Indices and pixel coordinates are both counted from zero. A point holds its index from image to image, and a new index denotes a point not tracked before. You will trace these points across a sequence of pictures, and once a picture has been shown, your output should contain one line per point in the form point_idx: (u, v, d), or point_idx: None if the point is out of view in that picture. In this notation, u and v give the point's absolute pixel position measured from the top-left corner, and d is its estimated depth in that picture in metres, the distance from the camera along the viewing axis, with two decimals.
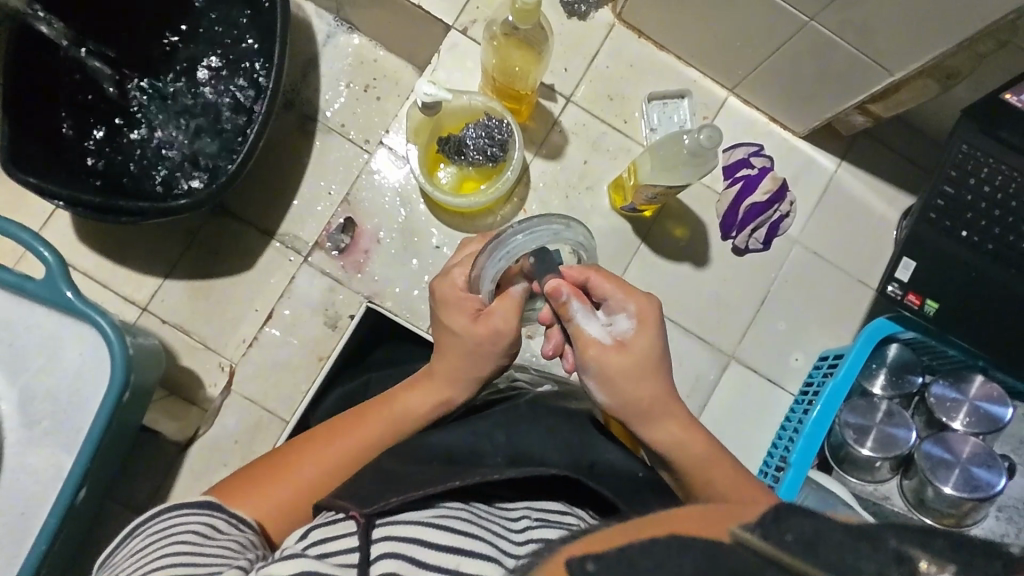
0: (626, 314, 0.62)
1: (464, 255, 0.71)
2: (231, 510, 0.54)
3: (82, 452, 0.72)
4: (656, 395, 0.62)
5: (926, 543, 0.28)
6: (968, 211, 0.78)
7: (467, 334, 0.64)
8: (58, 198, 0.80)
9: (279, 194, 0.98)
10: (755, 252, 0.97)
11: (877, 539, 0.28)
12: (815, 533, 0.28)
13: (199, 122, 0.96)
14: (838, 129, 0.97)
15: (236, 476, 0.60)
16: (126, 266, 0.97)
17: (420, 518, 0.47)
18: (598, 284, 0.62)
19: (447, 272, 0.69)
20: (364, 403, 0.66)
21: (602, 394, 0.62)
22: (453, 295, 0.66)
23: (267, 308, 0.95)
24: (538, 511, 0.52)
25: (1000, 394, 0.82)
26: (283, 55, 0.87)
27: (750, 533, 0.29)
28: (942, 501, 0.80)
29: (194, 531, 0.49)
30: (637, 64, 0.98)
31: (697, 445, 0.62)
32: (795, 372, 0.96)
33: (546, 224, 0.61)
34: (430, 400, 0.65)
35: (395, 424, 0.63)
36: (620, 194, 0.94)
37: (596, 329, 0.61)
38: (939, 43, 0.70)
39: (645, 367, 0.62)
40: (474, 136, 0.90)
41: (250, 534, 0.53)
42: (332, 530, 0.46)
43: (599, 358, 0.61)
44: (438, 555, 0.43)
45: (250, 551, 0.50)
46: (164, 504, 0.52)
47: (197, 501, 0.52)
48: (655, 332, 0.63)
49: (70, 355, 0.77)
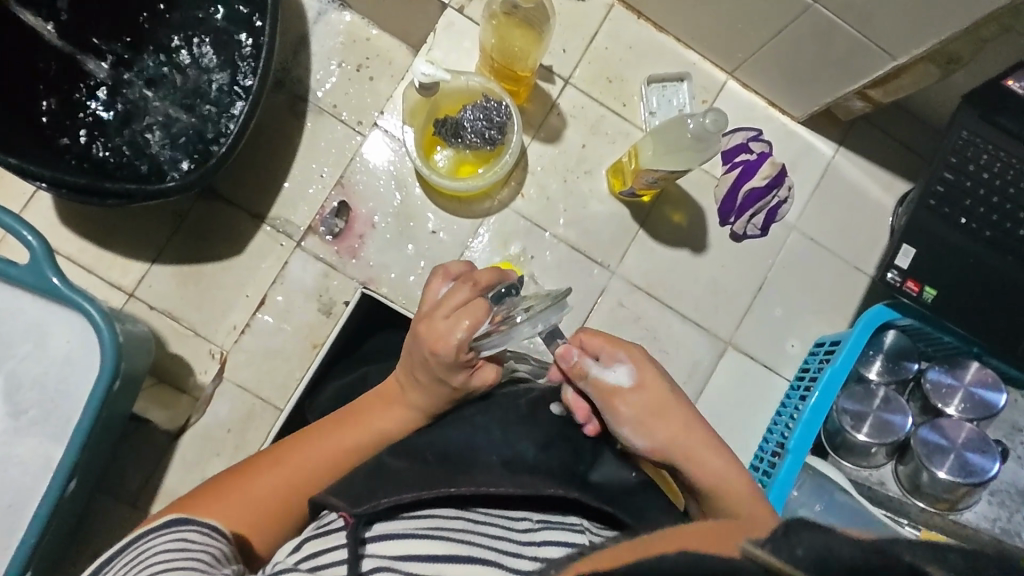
0: (621, 361, 0.61)
1: (456, 302, 0.61)
2: (203, 519, 0.52)
3: (71, 443, 0.70)
4: (689, 431, 0.59)
5: (940, 557, 0.28)
6: (967, 197, 0.78)
7: (464, 386, 0.62)
8: (40, 178, 0.77)
9: (270, 177, 0.95)
10: (752, 238, 0.97)
11: (890, 555, 0.28)
12: (827, 548, 0.29)
13: (185, 100, 0.93)
14: (837, 114, 0.97)
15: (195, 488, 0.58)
16: (111, 250, 0.94)
17: (413, 530, 0.47)
18: (591, 342, 0.62)
19: (445, 330, 0.59)
20: (333, 415, 0.64)
21: (636, 446, 0.59)
22: (438, 334, 0.59)
23: (259, 294, 0.93)
24: (539, 514, 0.53)
25: (995, 380, 0.82)
26: (274, 32, 0.84)
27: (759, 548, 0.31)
28: (936, 486, 0.81)
29: (167, 549, 0.47)
30: (636, 45, 0.97)
31: (739, 483, 0.57)
32: (792, 359, 0.96)
33: (551, 314, 0.58)
34: (403, 421, 0.64)
35: (361, 444, 0.61)
36: (618, 178, 0.93)
37: (613, 376, 0.60)
38: (945, 27, 0.69)
39: (671, 409, 0.60)
40: (472, 118, 0.88)
41: (223, 545, 0.51)
42: (323, 541, 0.46)
43: (625, 406, 0.59)
44: (438, 567, 0.43)
45: (226, 564, 0.48)
46: (133, 533, 0.50)
47: (162, 522, 0.51)
48: (654, 370, 0.61)
49: (57, 344, 0.75)
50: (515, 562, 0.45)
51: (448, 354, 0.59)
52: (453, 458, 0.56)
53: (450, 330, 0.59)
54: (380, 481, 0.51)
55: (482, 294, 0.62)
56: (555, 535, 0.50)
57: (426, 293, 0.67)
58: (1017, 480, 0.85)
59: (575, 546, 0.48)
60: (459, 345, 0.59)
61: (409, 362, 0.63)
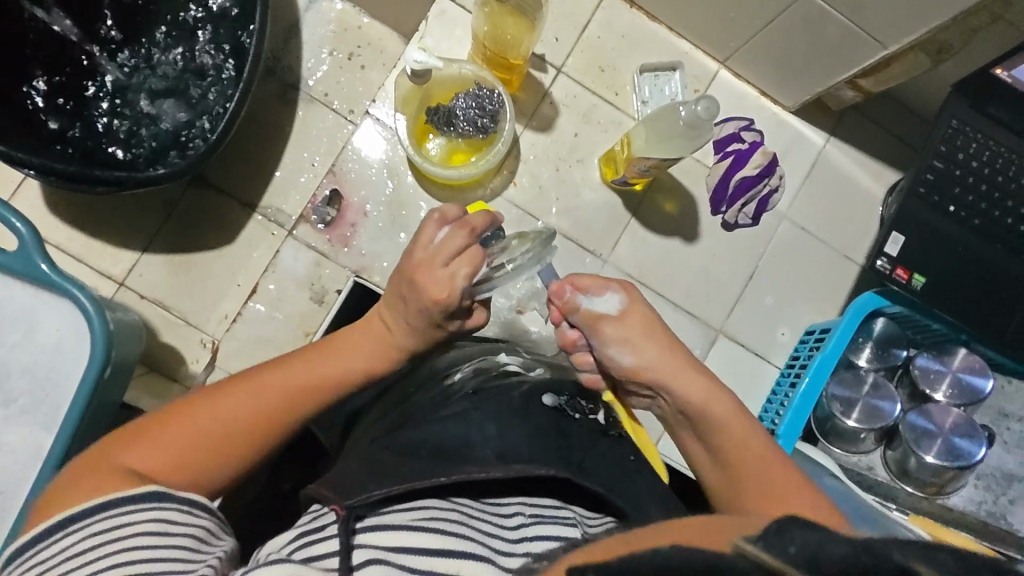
0: (613, 293, 0.64)
1: (451, 252, 0.61)
2: (182, 493, 0.49)
3: (63, 431, 0.70)
4: (671, 352, 0.64)
5: (931, 557, 0.26)
6: (956, 185, 0.79)
7: (458, 331, 0.67)
8: (29, 166, 0.77)
9: (261, 166, 0.95)
10: (744, 227, 0.97)
11: (880, 551, 0.26)
12: (818, 546, 0.27)
13: (175, 87, 0.92)
14: (828, 104, 0.98)
15: (142, 422, 0.54)
16: (100, 239, 0.93)
17: (407, 521, 0.47)
18: (581, 279, 0.65)
19: (443, 279, 0.61)
20: (297, 350, 0.63)
21: (623, 367, 0.64)
22: (438, 283, 0.61)
23: (250, 283, 0.93)
24: (531, 507, 0.53)
25: (982, 366, 0.83)
26: (264, 18, 0.83)
27: (753, 546, 0.28)
28: (924, 471, 0.82)
29: (146, 533, 0.45)
30: (629, 35, 0.97)
31: (720, 403, 0.61)
32: (782, 347, 0.96)
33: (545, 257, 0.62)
34: (374, 357, 0.65)
35: (331, 374, 0.61)
36: (610, 166, 0.93)
37: (603, 305, 0.64)
38: (936, 17, 0.69)
39: (654, 333, 0.64)
40: (464, 107, 0.88)
41: (205, 520, 0.49)
42: (320, 534, 0.46)
43: (615, 330, 0.63)
44: (430, 561, 0.43)
45: (205, 549, 0.47)
46: (101, 496, 0.46)
47: (140, 495, 0.46)
48: (642, 304, 0.66)
49: (47, 332, 0.75)
50: (507, 560, 0.45)
51: (450, 300, 0.61)
52: (447, 450, 0.56)
53: (452, 278, 0.60)
54: (375, 470, 0.51)
55: (476, 238, 0.62)
56: (545, 528, 0.50)
57: (417, 236, 0.64)
58: (1004, 464, 0.86)
59: (564, 540, 0.48)
60: (461, 291, 0.61)
61: (399, 304, 0.64)
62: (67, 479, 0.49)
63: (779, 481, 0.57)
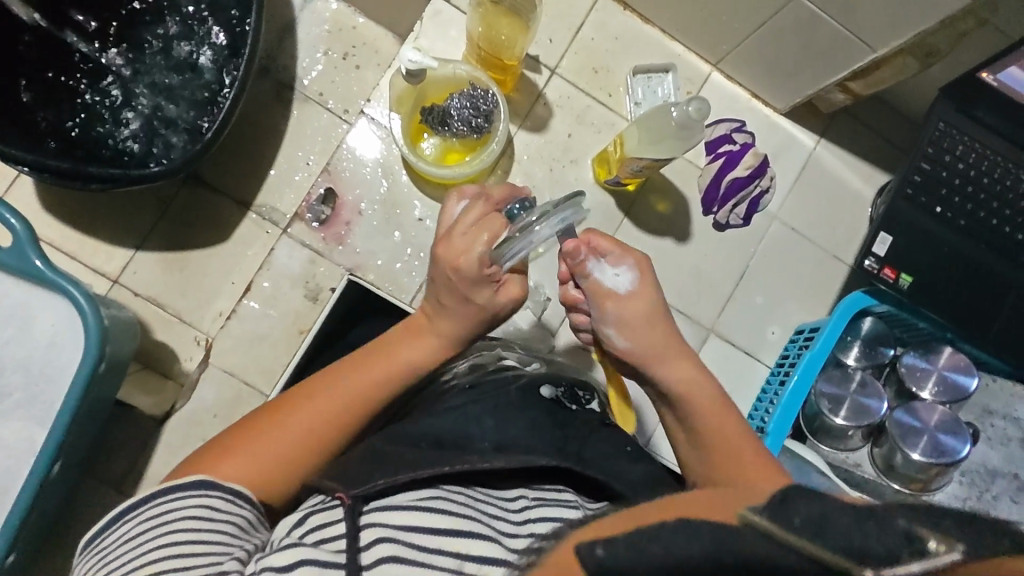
0: (626, 269, 0.64)
1: (473, 221, 0.61)
2: (228, 483, 0.50)
3: (56, 428, 0.70)
4: (668, 338, 0.65)
5: (934, 522, 0.28)
6: (942, 186, 0.80)
7: (488, 304, 0.62)
8: (25, 163, 0.77)
9: (256, 165, 0.95)
10: (735, 228, 0.98)
11: (883, 519, 0.29)
12: (824, 516, 0.30)
13: (168, 85, 0.92)
14: (818, 106, 0.99)
15: (210, 446, 0.54)
16: (93, 237, 0.93)
17: (413, 501, 0.48)
18: (598, 242, 0.63)
19: (465, 243, 0.60)
20: (356, 352, 0.63)
21: (619, 344, 0.64)
22: (461, 245, 0.60)
23: (245, 281, 0.93)
24: (534, 491, 0.54)
25: (967, 364, 0.85)
26: (259, 16, 0.84)
27: (757, 515, 0.31)
28: (909, 467, 0.83)
29: (191, 517, 0.46)
30: (622, 37, 0.98)
31: (707, 388, 0.63)
32: (772, 346, 0.98)
33: (567, 212, 0.57)
34: (423, 350, 0.63)
35: (388, 375, 0.60)
36: (604, 167, 0.94)
37: (613, 280, 0.64)
38: (922, 22, 0.71)
39: (655, 317, 0.64)
40: (459, 106, 0.89)
41: (248, 512, 0.50)
42: (330, 515, 0.47)
43: (617, 310, 0.64)
44: (438, 539, 0.45)
45: (246, 537, 0.48)
46: (146, 491, 0.47)
47: (189, 483, 0.48)
48: (651, 286, 0.65)
49: (41, 328, 0.75)
50: (511, 541, 0.47)
51: (468, 267, 0.59)
52: (446, 442, 0.57)
53: (470, 243, 0.60)
54: (373, 465, 0.52)
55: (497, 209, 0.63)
56: (548, 511, 0.51)
57: (443, 213, 0.67)
58: (987, 460, 0.88)
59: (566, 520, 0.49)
60: (478, 256, 0.59)
61: (433, 288, 0.63)
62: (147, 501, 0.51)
63: (750, 463, 0.57)
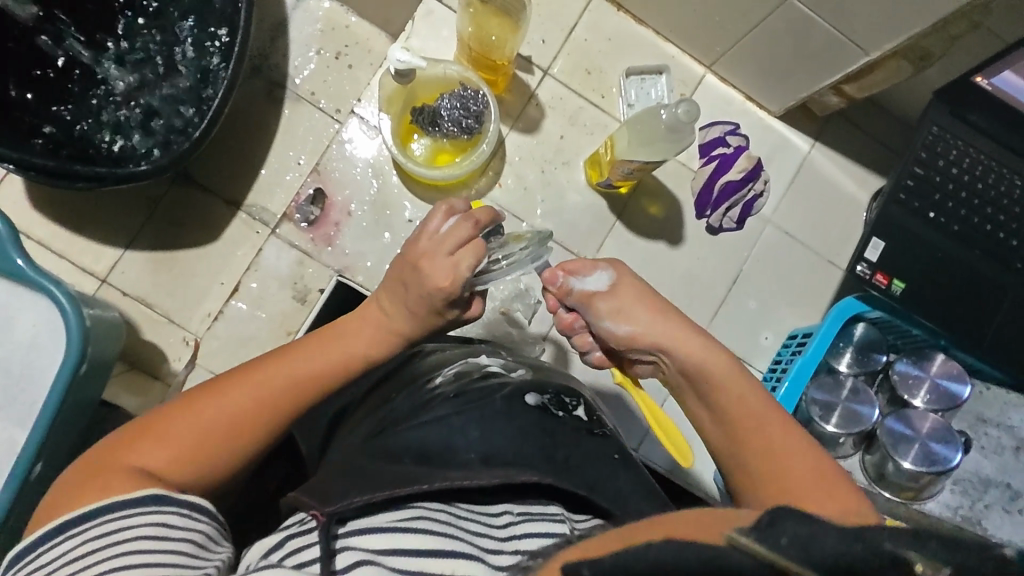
0: (603, 269, 0.64)
1: (458, 241, 0.60)
2: (181, 496, 0.47)
3: (36, 428, 0.69)
4: (666, 316, 0.63)
5: (919, 545, 0.24)
6: (936, 192, 0.79)
7: (459, 317, 0.66)
8: (8, 160, 0.76)
9: (246, 165, 0.95)
10: (729, 231, 0.97)
11: (869, 539, 0.25)
12: (810, 536, 0.25)
13: (159, 83, 0.92)
14: (813, 109, 0.98)
15: (143, 421, 0.54)
16: (82, 235, 0.93)
17: (391, 523, 0.47)
18: (569, 263, 0.65)
19: (446, 269, 0.59)
20: (304, 337, 0.62)
21: (622, 333, 0.63)
22: (444, 269, 0.59)
23: (233, 282, 0.92)
24: (519, 505, 0.53)
25: (960, 372, 0.84)
26: (249, 14, 0.83)
27: (745, 534, 0.27)
28: (900, 476, 0.83)
29: (149, 538, 0.44)
30: (616, 38, 0.97)
31: (720, 362, 0.59)
32: (764, 351, 0.97)
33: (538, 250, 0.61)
34: (374, 341, 0.63)
35: (335, 363, 0.60)
36: (595, 169, 0.93)
37: (594, 284, 0.64)
38: (918, 23, 0.69)
39: (648, 301, 0.63)
40: (449, 107, 0.88)
41: (204, 525, 0.48)
42: (306, 538, 0.45)
43: (608, 303, 0.63)
44: (419, 561, 0.44)
45: (204, 559, 0.46)
46: (104, 501, 0.45)
47: (144, 498, 0.46)
48: (631, 274, 0.65)
49: (21, 328, 0.74)
50: (495, 558, 0.46)
51: (454, 289, 0.60)
52: (431, 455, 0.56)
53: (456, 266, 0.59)
54: (354, 476, 0.51)
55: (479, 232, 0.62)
56: (535, 526, 0.50)
57: (424, 225, 0.63)
58: (980, 469, 0.87)
59: (555, 536, 0.48)
60: (465, 280, 0.60)
61: (397, 285, 0.63)
62: (73, 480, 0.49)
63: (783, 441, 0.54)
